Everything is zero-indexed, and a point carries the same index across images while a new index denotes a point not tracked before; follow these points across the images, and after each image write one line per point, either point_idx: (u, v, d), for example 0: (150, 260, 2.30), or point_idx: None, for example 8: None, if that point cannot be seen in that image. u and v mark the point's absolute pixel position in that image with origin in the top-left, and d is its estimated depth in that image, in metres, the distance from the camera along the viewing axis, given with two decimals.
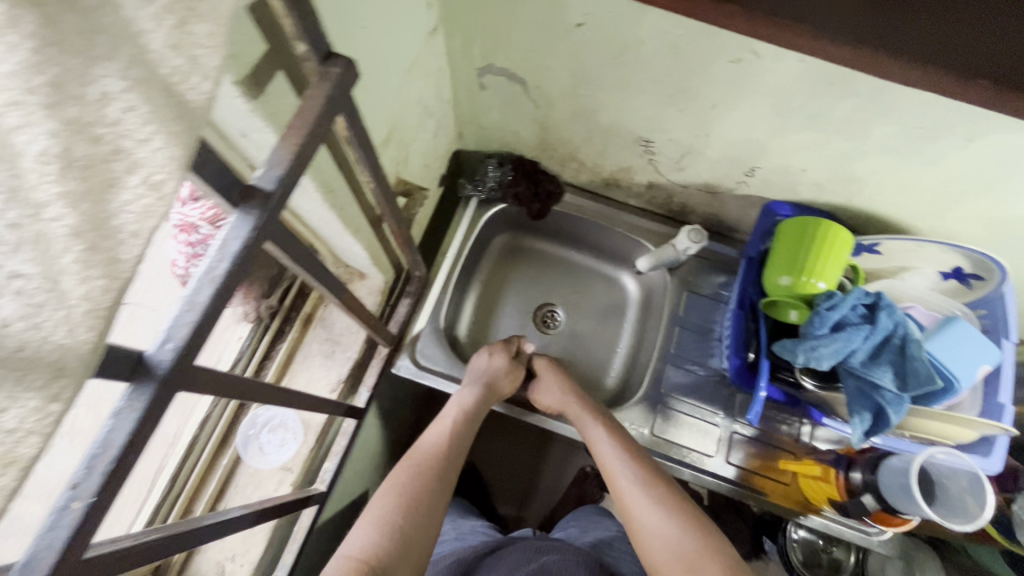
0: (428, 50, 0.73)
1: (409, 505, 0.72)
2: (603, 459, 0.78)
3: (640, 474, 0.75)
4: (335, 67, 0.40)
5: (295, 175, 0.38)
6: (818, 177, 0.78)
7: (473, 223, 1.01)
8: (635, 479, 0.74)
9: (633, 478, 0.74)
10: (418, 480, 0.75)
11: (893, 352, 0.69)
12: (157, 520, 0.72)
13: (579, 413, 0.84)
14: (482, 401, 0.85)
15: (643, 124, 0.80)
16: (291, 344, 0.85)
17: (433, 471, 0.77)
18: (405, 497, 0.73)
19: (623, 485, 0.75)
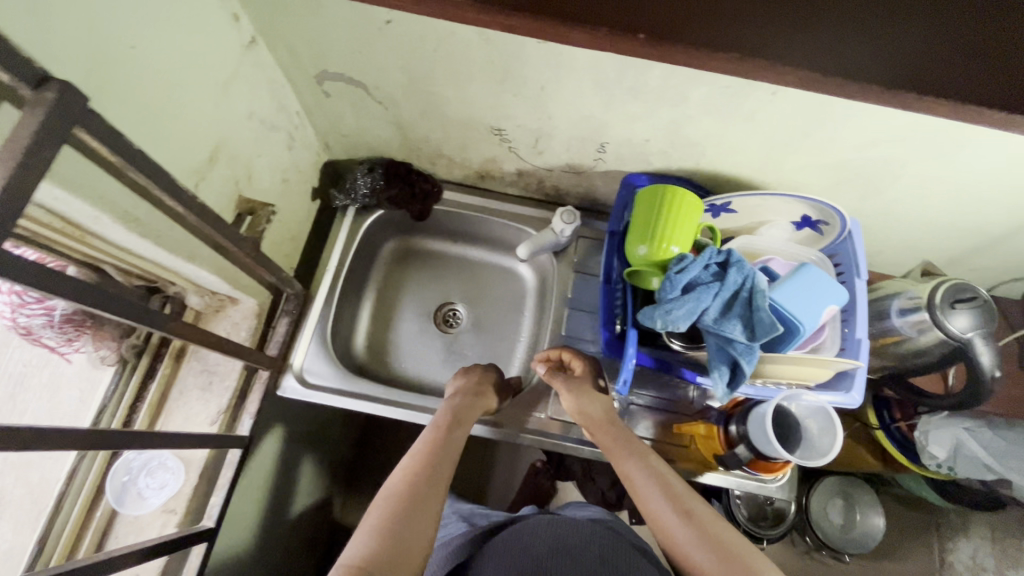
0: (248, 63, 0.71)
1: (415, 506, 0.65)
2: (624, 469, 0.79)
3: (674, 494, 0.74)
4: (48, 91, 0.38)
5: (10, 212, 0.36)
6: (662, 145, 0.80)
7: (353, 233, 1.00)
8: (654, 483, 0.75)
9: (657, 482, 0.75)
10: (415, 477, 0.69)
11: (742, 306, 0.71)
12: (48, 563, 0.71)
13: (610, 442, 0.83)
14: (469, 406, 0.84)
15: (489, 113, 0.81)
16: (164, 381, 0.82)
17: (435, 469, 0.71)
18: (398, 493, 0.66)
19: (644, 489, 0.76)
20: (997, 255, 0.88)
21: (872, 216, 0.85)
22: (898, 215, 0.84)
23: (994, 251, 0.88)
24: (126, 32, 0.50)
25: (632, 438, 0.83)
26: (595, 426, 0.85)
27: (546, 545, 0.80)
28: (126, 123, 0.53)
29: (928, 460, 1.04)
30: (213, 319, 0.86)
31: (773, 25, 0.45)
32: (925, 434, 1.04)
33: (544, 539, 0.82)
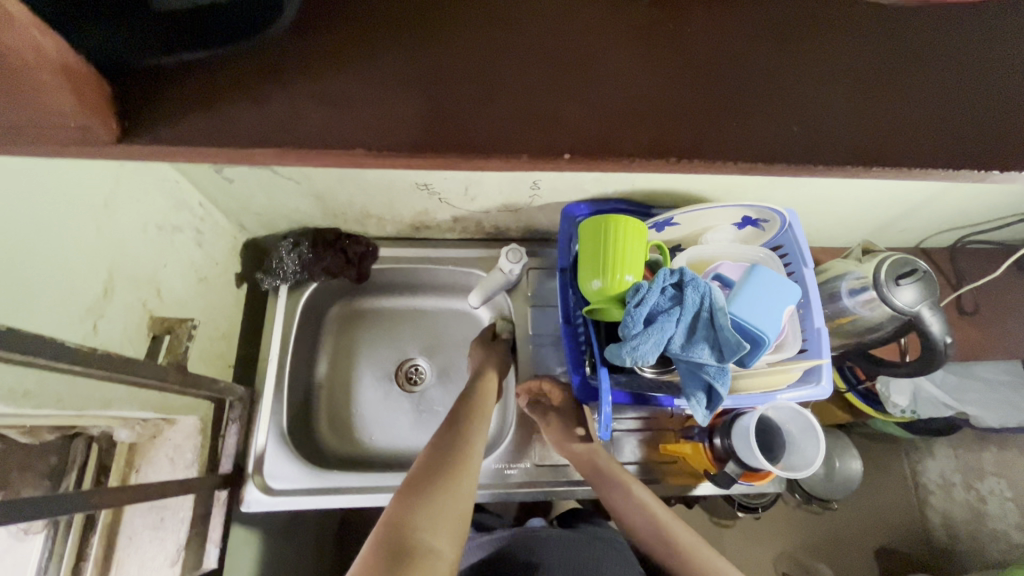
0: (131, 173, 0.63)
1: (433, 499, 0.67)
2: (614, 501, 0.81)
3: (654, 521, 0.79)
4: None
5: None
6: (595, 174, 0.77)
7: (290, 313, 0.93)
8: (645, 514, 0.79)
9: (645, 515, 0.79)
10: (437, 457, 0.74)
11: (706, 326, 0.70)
12: None
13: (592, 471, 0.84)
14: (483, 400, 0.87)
15: (412, 172, 0.76)
16: (108, 530, 0.74)
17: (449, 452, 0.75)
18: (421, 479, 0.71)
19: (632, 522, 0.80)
20: (924, 217, 0.92)
21: (807, 203, 0.86)
22: (831, 199, 0.85)
23: (920, 213, 0.91)
24: None
25: (614, 466, 0.84)
26: (579, 457, 0.86)
27: (553, 561, 0.74)
28: None
29: (891, 409, 1.03)
30: (150, 447, 0.78)
31: (711, 122, 0.45)
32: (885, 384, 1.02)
33: (555, 550, 0.76)
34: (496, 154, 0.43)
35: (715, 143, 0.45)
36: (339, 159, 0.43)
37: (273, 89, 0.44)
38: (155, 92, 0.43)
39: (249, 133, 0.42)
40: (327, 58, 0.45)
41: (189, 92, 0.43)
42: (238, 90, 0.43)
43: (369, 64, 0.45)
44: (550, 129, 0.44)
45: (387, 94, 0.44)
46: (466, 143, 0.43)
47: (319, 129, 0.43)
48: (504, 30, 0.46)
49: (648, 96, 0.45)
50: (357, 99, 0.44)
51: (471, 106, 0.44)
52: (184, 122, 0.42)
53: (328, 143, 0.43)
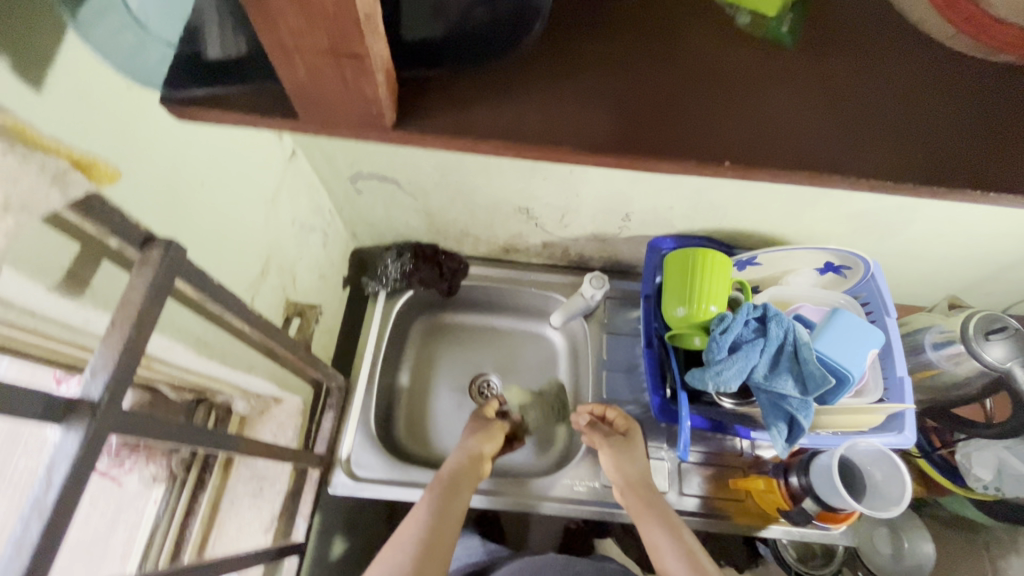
0: (293, 174, 0.75)
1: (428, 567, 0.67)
2: (652, 535, 0.75)
3: (694, 566, 0.70)
4: (155, 249, 0.40)
5: (127, 372, 0.37)
6: (684, 210, 0.84)
7: (386, 317, 1.01)
8: (680, 556, 0.71)
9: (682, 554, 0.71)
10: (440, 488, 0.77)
11: (789, 359, 0.74)
12: None
13: (637, 503, 0.80)
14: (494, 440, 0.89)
15: (517, 195, 0.85)
16: (214, 492, 0.81)
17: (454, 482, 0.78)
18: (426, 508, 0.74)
19: (665, 561, 0.72)
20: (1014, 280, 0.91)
21: (889, 256, 0.89)
22: (913, 255, 0.87)
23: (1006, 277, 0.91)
24: (198, 172, 0.53)
25: (662, 502, 0.80)
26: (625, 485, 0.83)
27: None
28: (196, 254, 0.54)
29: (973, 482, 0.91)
30: (260, 422, 0.86)
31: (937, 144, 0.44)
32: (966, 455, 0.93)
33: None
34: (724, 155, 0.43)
35: (932, 165, 0.44)
36: (576, 159, 0.44)
37: (534, 86, 0.46)
38: (418, 97, 0.45)
39: (503, 128, 0.44)
40: (574, 73, 0.47)
41: (441, 93, 0.46)
42: (500, 87, 0.46)
43: (616, 80, 0.46)
44: (803, 146, 0.43)
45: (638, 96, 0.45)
46: (725, 157, 0.43)
47: (579, 134, 0.44)
48: (732, 60, 0.48)
49: (858, 102, 0.45)
50: (607, 101, 0.45)
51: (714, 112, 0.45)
52: (439, 116, 0.45)
53: (585, 145, 0.43)
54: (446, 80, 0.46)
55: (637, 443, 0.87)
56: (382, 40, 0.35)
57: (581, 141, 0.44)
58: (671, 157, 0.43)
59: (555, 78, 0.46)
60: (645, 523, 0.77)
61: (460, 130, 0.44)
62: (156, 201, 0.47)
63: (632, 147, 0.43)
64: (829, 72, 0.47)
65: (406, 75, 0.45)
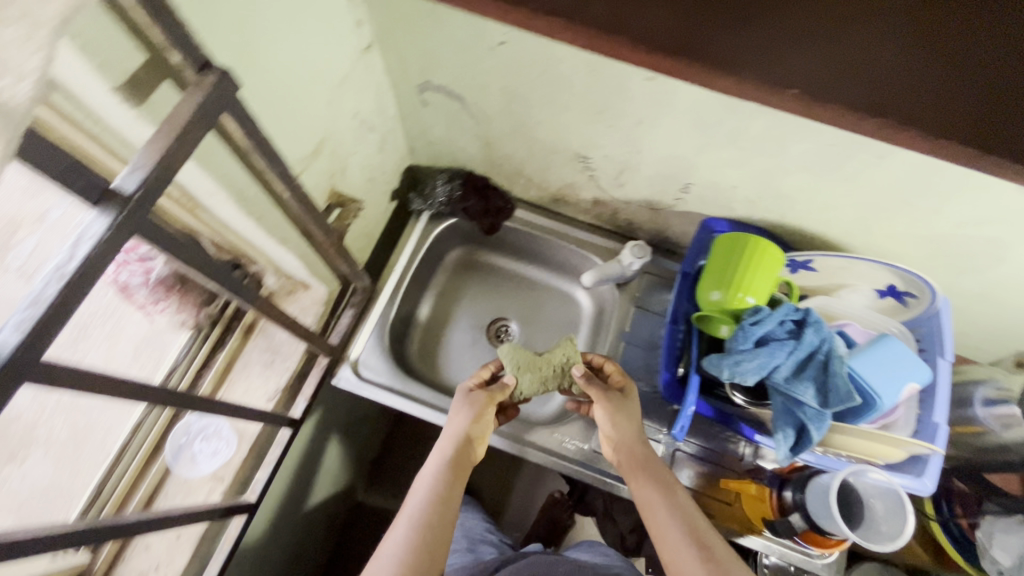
0: (364, 67, 0.76)
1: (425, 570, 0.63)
2: (648, 501, 0.72)
3: (691, 530, 0.67)
4: (210, 75, 0.41)
5: (163, 179, 0.39)
6: (748, 193, 0.79)
7: (423, 238, 1.03)
8: (681, 527, 0.68)
9: (675, 516, 0.68)
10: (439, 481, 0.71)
11: (816, 369, 0.69)
12: (97, 505, 0.74)
13: (629, 459, 0.77)
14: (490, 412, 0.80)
15: (578, 140, 0.82)
16: (231, 352, 0.86)
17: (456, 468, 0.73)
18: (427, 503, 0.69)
19: (657, 525, 0.69)
20: None
21: (963, 296, 0.80)
22: (991, 301, 0.79)
23: None
24: (272, 27, 0.54)
25: (656, 460, 0.76)
26: (618, 439, 0.78)
27: None
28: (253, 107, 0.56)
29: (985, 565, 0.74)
30: (286, 301, 0.90)
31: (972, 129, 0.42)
32: (986, 533, 0.75)
33: None
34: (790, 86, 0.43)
35: (919, 109, 0.43)
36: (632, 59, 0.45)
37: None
38: None
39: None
40: None
41: None
42: None
43: None
44: (788, 64, 0.44)
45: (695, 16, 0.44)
46: (708, 61, 0.43)
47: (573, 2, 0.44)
48: None
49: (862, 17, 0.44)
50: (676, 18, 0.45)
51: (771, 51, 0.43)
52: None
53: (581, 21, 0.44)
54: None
55: (632, 397, 0.82)
56: None
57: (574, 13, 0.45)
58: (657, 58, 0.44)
59: None
60: (637, 483, 0.74)
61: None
62: (225, 40, 0.49)
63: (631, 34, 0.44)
64: None
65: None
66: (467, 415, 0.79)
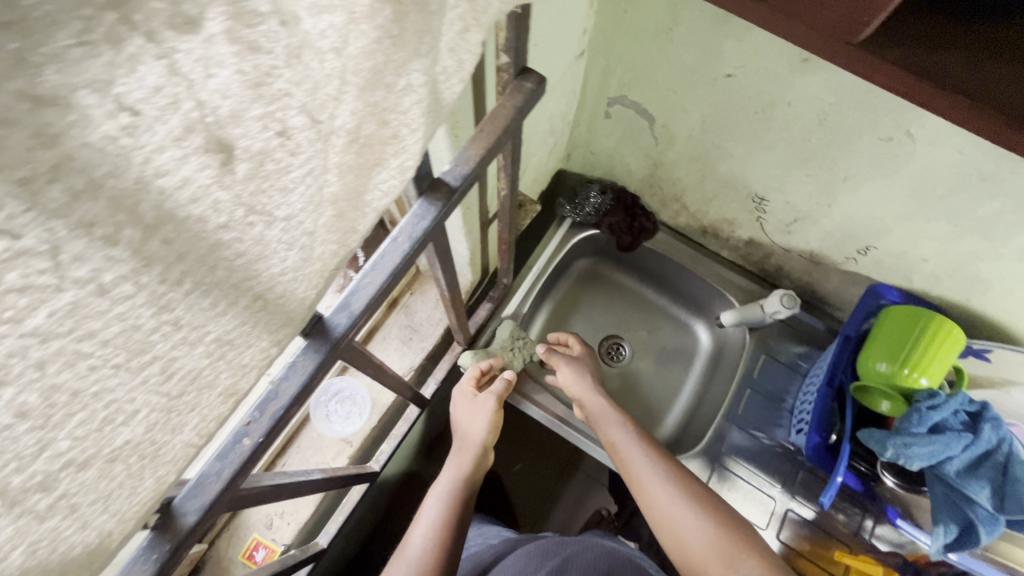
0: (571, 73, 0.76)
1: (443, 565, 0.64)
2: (623, 450, 0.75)
3: (669, 470, 0.71)
4: (529, 81, 0.42)
5: (477, 175, 0.40)
6: (938, 269, 0.75)
7: (561, 244, 1.03)
8: (661, 471, 0.71)
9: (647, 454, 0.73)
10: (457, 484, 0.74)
11: (993, 468, 0.65)
12: None
13: (597, 408, 0.81)
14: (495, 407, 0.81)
15: (763, 180, 0.80)
16: (373, 323, 0.88)
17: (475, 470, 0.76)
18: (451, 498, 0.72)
19: (633, 466, 0.73)
20: None
21: None
22: None
23: None
24: None
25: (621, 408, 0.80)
26: (589, 400, 0.82)
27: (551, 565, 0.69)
28: None
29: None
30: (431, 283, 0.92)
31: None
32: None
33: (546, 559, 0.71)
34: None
35: None
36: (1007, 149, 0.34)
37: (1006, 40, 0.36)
38: None
39: None
40: None
41: None
42: None
43: None
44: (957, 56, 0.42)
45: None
46: None
47: None
48: None
49: None
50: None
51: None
52: None
53: None
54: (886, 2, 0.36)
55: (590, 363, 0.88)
56: None
57: None
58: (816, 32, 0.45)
59: None
60: (608, 427, 0.78)
61: None
62: None
63: None
64: None
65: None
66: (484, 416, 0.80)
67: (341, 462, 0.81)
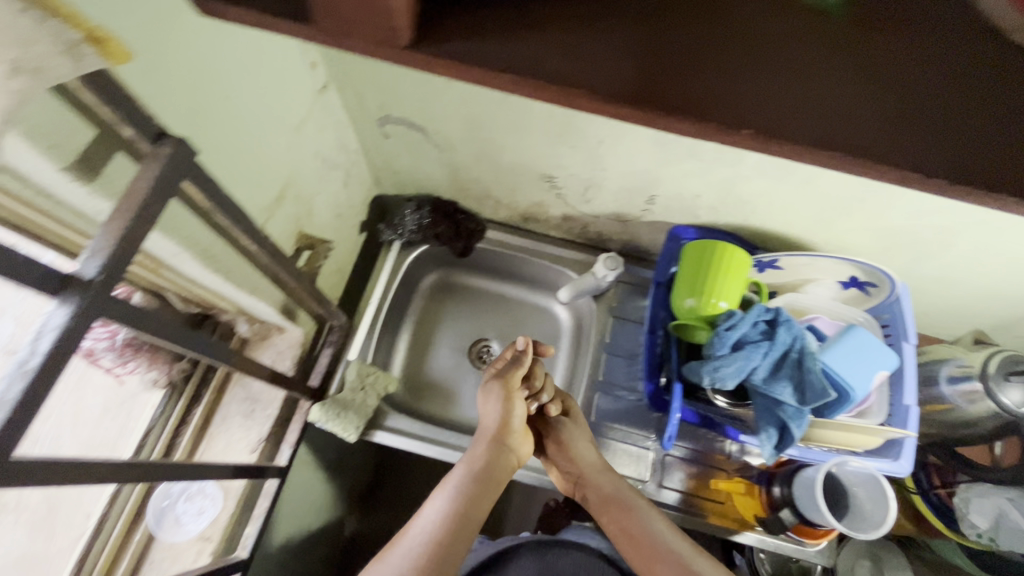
0: (321, 106, 0.75)
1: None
2: (630, 531, 0.74)
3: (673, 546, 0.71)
4: (165, 146, 0.40)
5: (123, 259, 0.39)
6: (711, 201, 0.81)
7: (396, 268, 1.02)
8: (664, 545, 0.71)
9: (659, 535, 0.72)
10: (459, 493, 0.70)
11: (791, 367, 0.71)
12: None
13: (605, 492, 0.78)
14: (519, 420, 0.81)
15: (542, 161, 0.83)
16: (209, 406, 0.83)
17: (478, 485, 0.72)
18: (458, 502, 0.68)
19: (637, 540, 0.73)
20: None
21: (922, 280, 0.84)
22: (947, 284, 0.83)
23: None
24: (225, 83, 0.53)
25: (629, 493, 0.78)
26: (592, 481, 0.80)
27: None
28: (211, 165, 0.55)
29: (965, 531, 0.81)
30: (261, 346, 0.88)
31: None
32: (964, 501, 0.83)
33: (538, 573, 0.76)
34: (961, 139, 0.32)
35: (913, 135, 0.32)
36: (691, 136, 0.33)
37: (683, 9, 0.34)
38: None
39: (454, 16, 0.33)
40: None
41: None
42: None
43: None
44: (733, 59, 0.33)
45: (861, 93, 0.33)
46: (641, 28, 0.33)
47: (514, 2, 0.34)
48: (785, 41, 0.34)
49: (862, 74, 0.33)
50: (840, 67, 0.33)
51: (937, 95, 0.33)
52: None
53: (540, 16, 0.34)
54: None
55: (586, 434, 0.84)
56: None
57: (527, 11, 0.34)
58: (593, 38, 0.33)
59: None
60: (615, 503, 0.77)
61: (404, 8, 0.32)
62: (178, 105, 0.48)
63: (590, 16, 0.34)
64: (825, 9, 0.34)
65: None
66: (485, 435, 0.79)
67: (203, 562, 0.76)
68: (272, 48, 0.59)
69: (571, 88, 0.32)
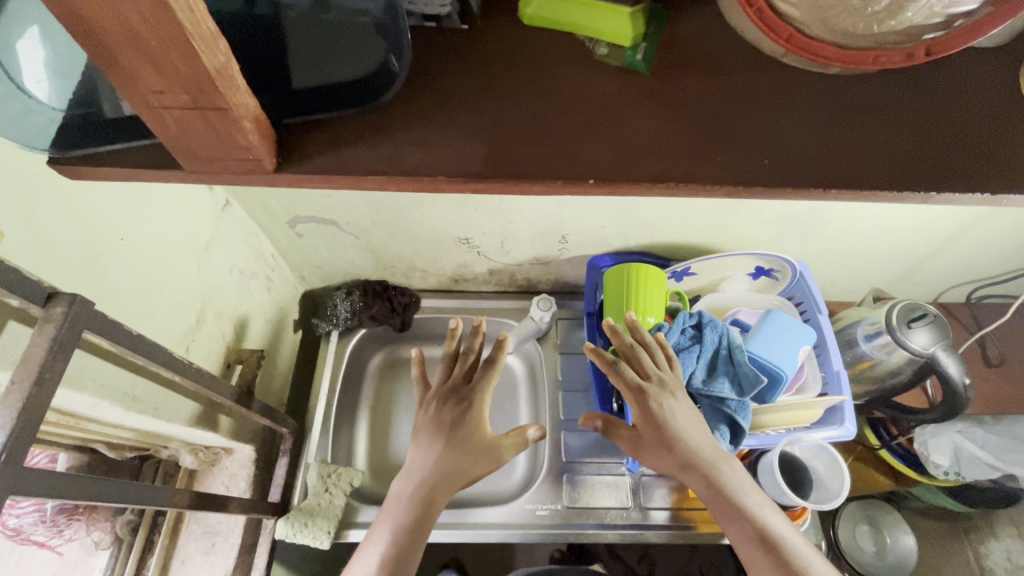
0: (227, 224, 0.76)
1: None
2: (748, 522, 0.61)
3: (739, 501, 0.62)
4: (58, 306, 0.40)
5: (23, 430, 0.38)
6: (616, 229, 0.87)
7: (339, 358, 1.01)
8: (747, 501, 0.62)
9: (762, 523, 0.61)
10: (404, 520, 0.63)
11: (724, 363, 0.76)
12: None
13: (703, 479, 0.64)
14: (636, 382, 0.67)
15: (455, 226, 0.87)
16: (163, 553, 0.78)
17: (419, 506, 0.64)
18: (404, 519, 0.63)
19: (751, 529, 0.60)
20: (935, 270, 0.96)
21: (817, 255, 0.93)
22: (839, 254, 0.91)
23: (932, 267, 0.94)
24: (116, 229, 0.54)
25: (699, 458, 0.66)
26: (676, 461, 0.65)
27: None
28: (115, 311, 0.55)
29: (933, 470, 0.94)
30: (209, 474, 0.83)
31: (937, 143, 0.39)
32: (922, 442, 0.95)
33: None
34: (765, 152, 0.38)
35: (804, 156, 0.38)
36: (544, 192, 0.38)
37: (511, 92, 0.41)
38: (314, 135, 0.41)
39: (381, 158, 0.39)
40: (447, 68, 0.42)
41: (289, 101, 0.40)
42: (371, 128, 0.41)
43: (497, 77, 0.42)
44: (635, 132, 0.39)
45: (747, 133, 0.39)
46: (546, 126, 0.39)
47: (433, 126, 0.40)
48: (668, 103, 0.40)
49: (743, 120, 0.39)
50: (654, 112, 0.39)
51: (816, 122, 0.39)
52: (288, 101, 0.40)
53: (455, 135, 0.39)
54: (335, 115, 0.41)
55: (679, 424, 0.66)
56: (247, 92, 0.34)
57: (447, 132, 0.40)
58: (509, 142, 0.39)
59: (427, 75, 0.42)
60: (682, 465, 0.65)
61: (325, 163, 0.40)
62: (65, 267, 0.48)
63: (503, 127, 0.39)
64: (693, 75, 0.41)
65: (287, 121, 0.41)
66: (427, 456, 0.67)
67: None
68: (161, 188, 0.60)
69: (427, 177, 0.38)
